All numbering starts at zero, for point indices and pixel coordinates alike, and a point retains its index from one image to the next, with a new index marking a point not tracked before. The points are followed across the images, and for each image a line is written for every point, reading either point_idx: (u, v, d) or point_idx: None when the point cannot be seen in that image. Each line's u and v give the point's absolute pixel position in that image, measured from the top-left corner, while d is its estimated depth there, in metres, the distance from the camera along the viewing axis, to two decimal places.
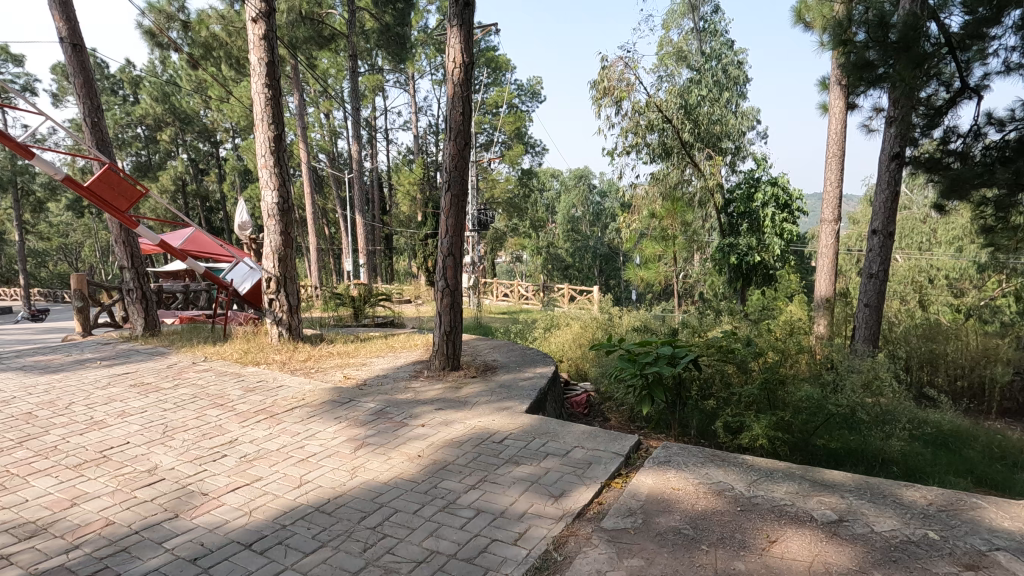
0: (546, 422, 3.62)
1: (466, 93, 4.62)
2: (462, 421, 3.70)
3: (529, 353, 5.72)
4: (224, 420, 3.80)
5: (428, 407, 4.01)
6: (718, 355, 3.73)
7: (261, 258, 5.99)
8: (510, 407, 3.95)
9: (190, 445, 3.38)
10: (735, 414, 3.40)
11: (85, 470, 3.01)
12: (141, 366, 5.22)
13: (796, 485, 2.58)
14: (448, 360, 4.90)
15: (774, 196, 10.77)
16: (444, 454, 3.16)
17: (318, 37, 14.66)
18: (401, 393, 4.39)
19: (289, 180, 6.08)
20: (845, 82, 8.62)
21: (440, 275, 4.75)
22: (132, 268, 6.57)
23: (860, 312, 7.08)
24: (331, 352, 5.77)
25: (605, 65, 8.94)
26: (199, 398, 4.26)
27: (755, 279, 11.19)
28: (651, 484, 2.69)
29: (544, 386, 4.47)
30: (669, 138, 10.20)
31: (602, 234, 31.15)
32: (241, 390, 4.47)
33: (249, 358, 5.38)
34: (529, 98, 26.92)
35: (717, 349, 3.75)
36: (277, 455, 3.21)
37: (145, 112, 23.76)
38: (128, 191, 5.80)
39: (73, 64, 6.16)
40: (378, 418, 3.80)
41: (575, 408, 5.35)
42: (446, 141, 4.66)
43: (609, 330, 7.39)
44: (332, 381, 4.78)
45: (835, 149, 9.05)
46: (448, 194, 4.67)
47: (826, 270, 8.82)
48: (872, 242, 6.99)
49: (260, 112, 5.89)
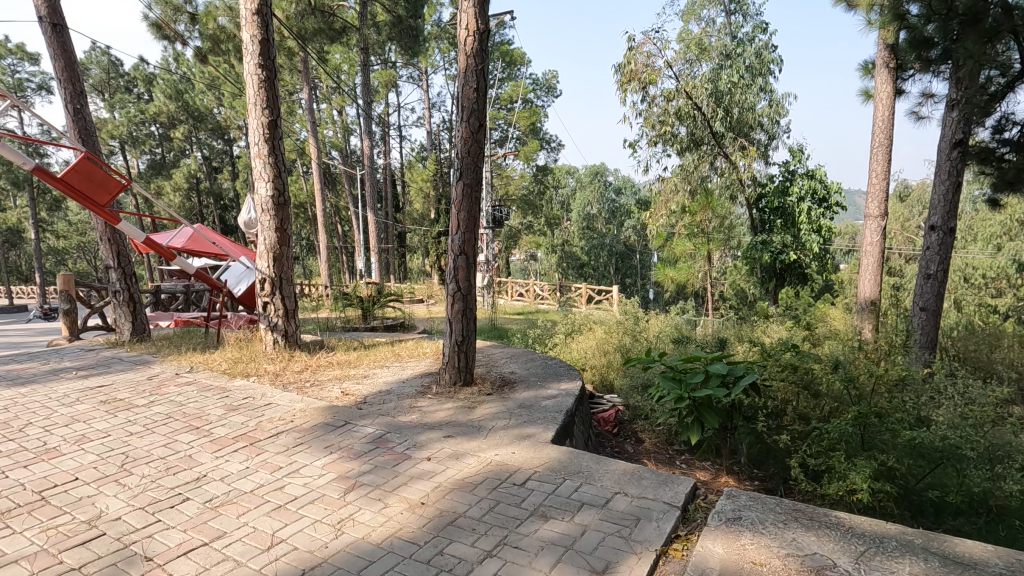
0: (577, 457, 2.99)
1: (482, 66, 3.97)
2: (476, 454, 3.07)
3: (551, 364, 5.07)
4: (198, 449, 3.23)
5: (435, 434, 3.38)
6: (794, 375, 3.02)
7: (255, 258, 5.45)
8: (533, 435, 3.30)
9: (150, 483, 2.81)
10: (817, 453, 2.66)
11: (10, 521, 2.44)
12: (119, 377, 4.68)
13: (923, 563, 1.94)
14: (459, 373, 4.30)
15: (811, 189, 9.89)
16: (455, 500, 2.55)
17: (329, 29, 14.03)
18: (405, 415, 3.78)
19: (285, 172, 5.49)
20: (893, 65, 7.87)
21: (451, 276, 4.14)
22: (118, 268, 6.04)
23: (915, 316, 6.34)
24: (330, 361, 5.20)
25: (631, 47, 8.27)
26: (173, 420, 3.68)
27: (790, 279, 10.40)
28: (723, 555, 2.05)
29: (571, 407, 3.84)
30: (699, 129, 9.68)
31: (618, 233, 30.17)
32: (222, 409, 3.89)
33: (238, 369, 4.81)
34: (544, 93, 26.27)
35: (791, 368, 3.04)
36: (255, 499, 2.64)
37: (157, 110, 23.40)
38: (105, 182, 5.25)
39: (53, 45, 5.65)
40: (376, 449, 3.19)
41: (602, 427, 4.74)
42: (457, 123, 4.05)
43: (638, 336, 6.73)
44: (327, 397, 4.18)
45: (883, 139, 8.22)
46: (460, 182, 4.05)
47: (871, 270, 8.17)
48: (930, 239, 6.25)
49: (253, 97, 5.31)
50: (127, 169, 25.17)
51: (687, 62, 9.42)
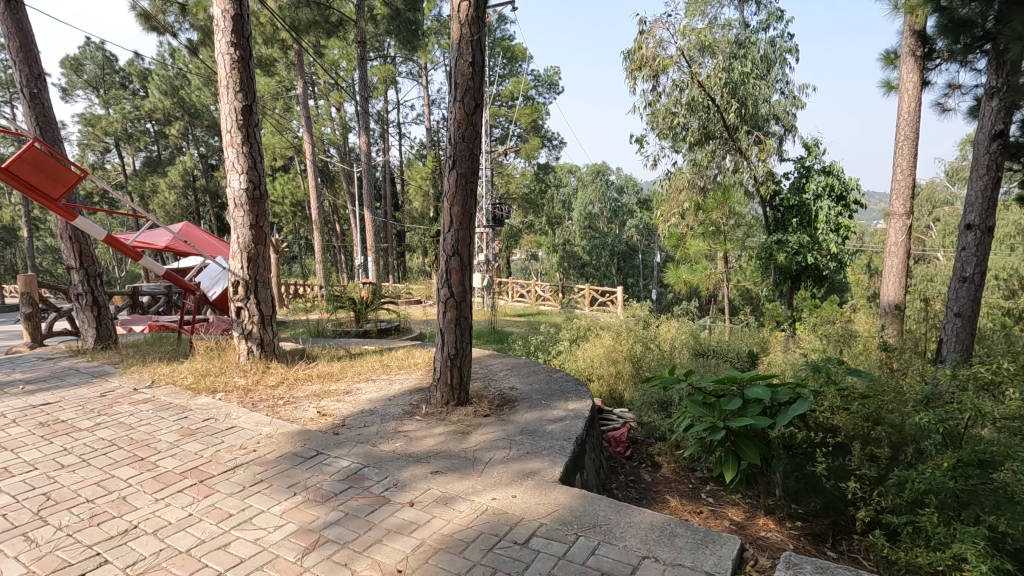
0: (592, 503, 2.46)
1: (478, 36, 3.44)
2: (470, 498, 2.53)
3: (558, 379, 4.54)
4: (135, 490, 2.69)
5: (422, 469, 2.85)
6: (864, 408, 2.32)
7: (228, 258, 4.91)
8: (538, 472, 2.76)
9: (65, 538, 2.27)
10: (904, 511, 2.07)
11: None
12: (68, 394, 4.13)
13: None
14: (453, 392, 3.76)
15: (828, 186, 9.13)
16: (443, 566, 2.02)
17: (325, 22, 13.38)
18: (387, 443, 3.23)
19: (262, 163, 4.97)
20: (919, 53, 7.25)
21: (443, 280, 3.60)
22: (80, 269, 5.49)
23: (948, 322, 5.52)
24: (310, 374, 4.65)
25: (642, 32, 7.71)
26: (116, 448, 3.14)
27: (807, 281, 9.64)
28: None
29: (581, 434, 3.29)
30: (712, 122, 9.18)
31: (620, 232, 29.58)
32: (176, 435, 3.34)
33: (204, 385, 4.24)
34: (546, 90, 25.74)
35: (858, 398, 2.34)
36: (190, 563, 2.10)
37: (153, 106, 22.65)
38: (61, 174, 4.79)
39: (6, 22, 5.14)
40: (349, 490, 2.65)
41: (614, 449, 4.22)
42: (450, 104, 3.50)
43: (650, 344, 6.15)
44: (300, 420, 3.63)
45: (908, 131, 7.60)
46: (453, 171, 3.51)
47: (896, 272, 7.56)
48: (966, 239, 5.44)
49: (224, 78, 4.77)
50: (121, 167, 24.54)
51: (698, 51, 8.84)
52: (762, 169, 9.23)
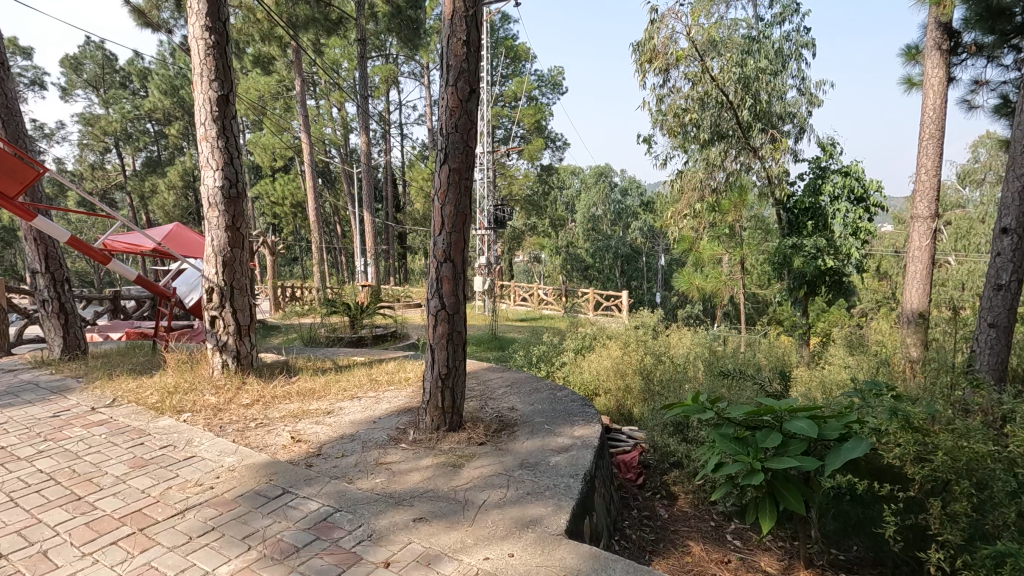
0: (606, 569, 2.01)
1: (474, 10, 3.02)
2: (457, 556, 2.11)
3: (562, 398, 4.09)
4: (61, 540, 2.26)
5: (403, 514, 2.42)
6: (950, 457, 1.88)
7: (200, 262, 4.49)
8: (540, 520, 2.33)
9: None
10: None
11: None
12: (19, 414, 3.71)
13: None
14: (444, 416, 3.33)
15: (847, 188, 8.51)
16: None
17: (325, 20, 12.96)
18: (366, 478, 2.79)
19: (239, 158, 4.55)
20: (945, 46, 6.72)
21: (433, 290, 3.16)
22: (47, 274, 5.08)
23: (980, 333, 4.62)
24: (288, 391, 4.22)
25: (653, 22, 7.27)
26: (54, 484, 2.72)
27: (823, 287, 9.11)
28: None
29: (590, 468, 2.85)
30: (725, 120, 8.74)
31: (624, 234, 29.19)
32: (126, 467, 2.91)
33: (169, 404, 3.82)
34: (550, 90, 25.34)
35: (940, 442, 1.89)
36: None
37: (152, 106, 22.26)
38: (18, 170, 4.34)
39: None
40: (317, 541, 2.23)
41: (623, 475, 3.76)
42: (442, 88, 3.07)
43: (662, 356, 5.64)
44: (271, 447, 3.20)
45: (932, 130, 7.07)
46: (444, 166, 3.08)
47: (920, 280, 7.07)
48: (999, 244, 4.52)
49: (198, 65, 4.35)
50: (121, 167, 24.23)
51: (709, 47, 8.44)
52: (775, 169, 8.83)
